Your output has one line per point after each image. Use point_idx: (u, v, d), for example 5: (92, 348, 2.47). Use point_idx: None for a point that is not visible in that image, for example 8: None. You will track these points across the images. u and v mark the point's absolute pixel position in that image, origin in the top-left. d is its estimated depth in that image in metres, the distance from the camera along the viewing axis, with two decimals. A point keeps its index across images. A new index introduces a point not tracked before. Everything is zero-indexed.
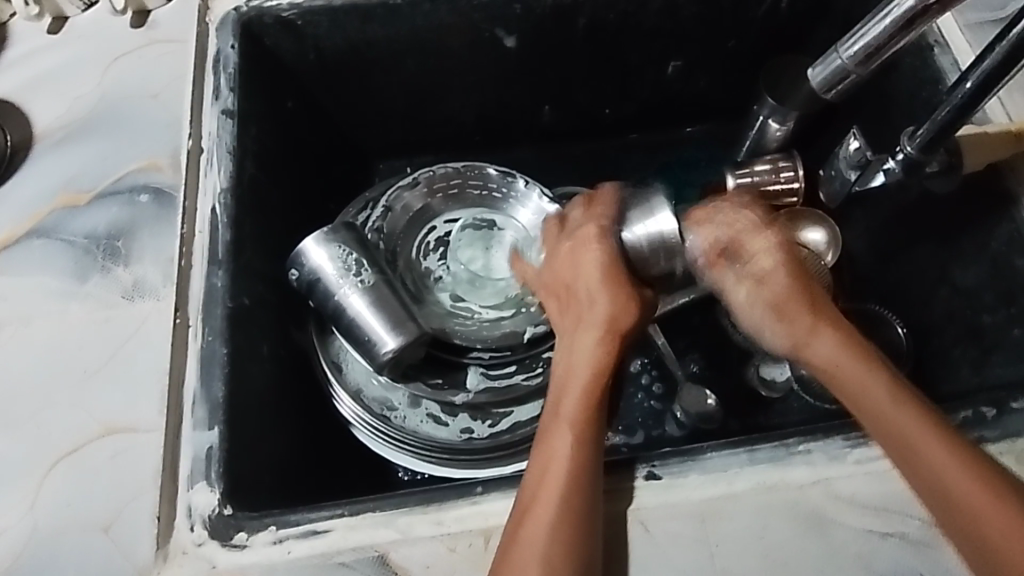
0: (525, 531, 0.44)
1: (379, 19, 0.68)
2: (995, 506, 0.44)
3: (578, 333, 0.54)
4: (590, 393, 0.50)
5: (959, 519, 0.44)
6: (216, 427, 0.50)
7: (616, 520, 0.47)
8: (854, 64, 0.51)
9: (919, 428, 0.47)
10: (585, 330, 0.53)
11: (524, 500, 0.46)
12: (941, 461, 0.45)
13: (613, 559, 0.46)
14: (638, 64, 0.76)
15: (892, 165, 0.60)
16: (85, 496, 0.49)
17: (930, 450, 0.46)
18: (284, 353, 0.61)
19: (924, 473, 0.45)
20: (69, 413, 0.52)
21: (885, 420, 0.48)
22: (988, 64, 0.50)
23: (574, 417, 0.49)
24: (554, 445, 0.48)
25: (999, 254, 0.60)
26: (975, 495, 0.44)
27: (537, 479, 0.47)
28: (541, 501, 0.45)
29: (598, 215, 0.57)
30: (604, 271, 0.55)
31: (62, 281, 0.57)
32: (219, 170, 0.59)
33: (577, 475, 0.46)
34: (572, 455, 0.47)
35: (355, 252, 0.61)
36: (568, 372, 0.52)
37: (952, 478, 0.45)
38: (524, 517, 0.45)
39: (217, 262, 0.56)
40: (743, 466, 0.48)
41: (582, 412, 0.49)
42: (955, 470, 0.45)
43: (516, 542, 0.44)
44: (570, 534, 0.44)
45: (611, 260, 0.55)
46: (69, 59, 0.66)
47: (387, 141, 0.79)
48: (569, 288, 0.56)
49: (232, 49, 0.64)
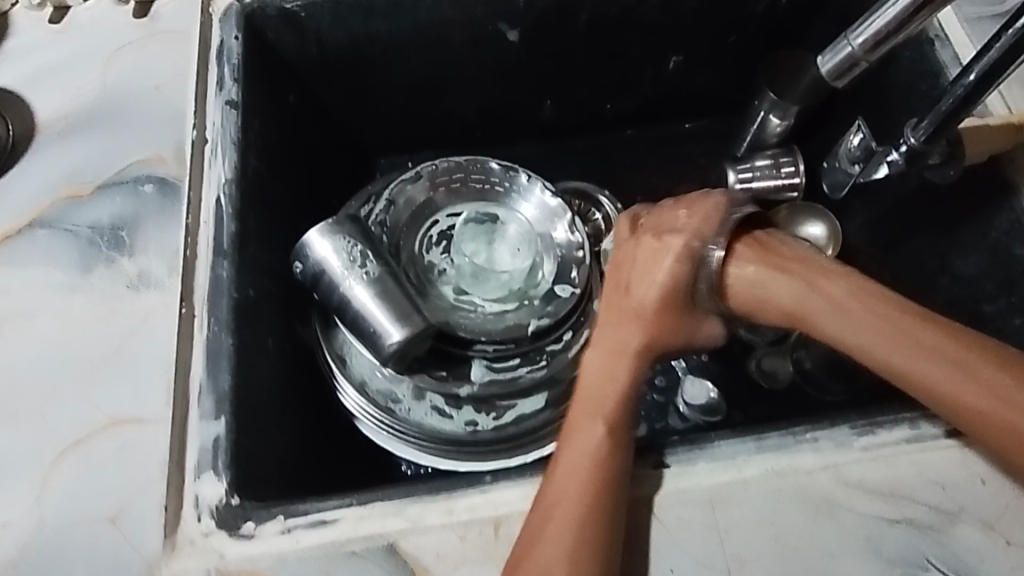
0: (552, 526, 0.44)
1: (383, 12, 0.68)
2: (995, 404, 0.44)
3: (618, 341, 0.54)
4: (622, 401, 0.51)
5: (958, 414, 0.45)
6: (222, 418, 0.50)
7: (636, 507, 0.47)
8: (862, 52, 0.51)
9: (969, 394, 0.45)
10: (627, 340, 0.54)
11: (549, 494, 0.46)
12: (913, 363, 0.47)
13: (634, 547, 0.46)
14: (639, 59, 0.77)
15: (895, 156, 0.61)
16: (90, 488, 0.49)
17: (911, 363, 0.47)
18: (288, 346, 0.61)
19: (916, 385, 0.47)
20: (74, 405, 0.52)
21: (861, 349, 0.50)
22: (991, 55, 0.51)
23: (608, 413, 0.50)
24: (585, 442, 0.48)
25: (999, 244, 0.60)
26: (952, 376, 0.46)
27: (566, 471, 0.47)
28: (569, 496, 0.45)
29: (700, 227, 0.56)
30: (665, 291, 0.55)
31: (65, 272, 0.56)
32: (223, 162, 0.59)
33: (605, 470, 0.46)
34: (602, 452, 0.47)
35: (359, 245, 0.61)
36: (601, 382, 0.52)
37: (943, 379, 0.46)
38: (551, 513, 0.45)
39: (222, 254, 0.56)
40: (751, 454, 0.48)
41: (617, 411, 0.50)
42: (926, 363, 0.47)
43: (542, 534, 0.44)
44: (597, 526, 0.44)
45: (678, 278, 0.55)
46: (71, 51, 0.65)
47: (389, 136, 0.79)
48: (629, 288, 0.56)
49: (235, 41, 0.64)
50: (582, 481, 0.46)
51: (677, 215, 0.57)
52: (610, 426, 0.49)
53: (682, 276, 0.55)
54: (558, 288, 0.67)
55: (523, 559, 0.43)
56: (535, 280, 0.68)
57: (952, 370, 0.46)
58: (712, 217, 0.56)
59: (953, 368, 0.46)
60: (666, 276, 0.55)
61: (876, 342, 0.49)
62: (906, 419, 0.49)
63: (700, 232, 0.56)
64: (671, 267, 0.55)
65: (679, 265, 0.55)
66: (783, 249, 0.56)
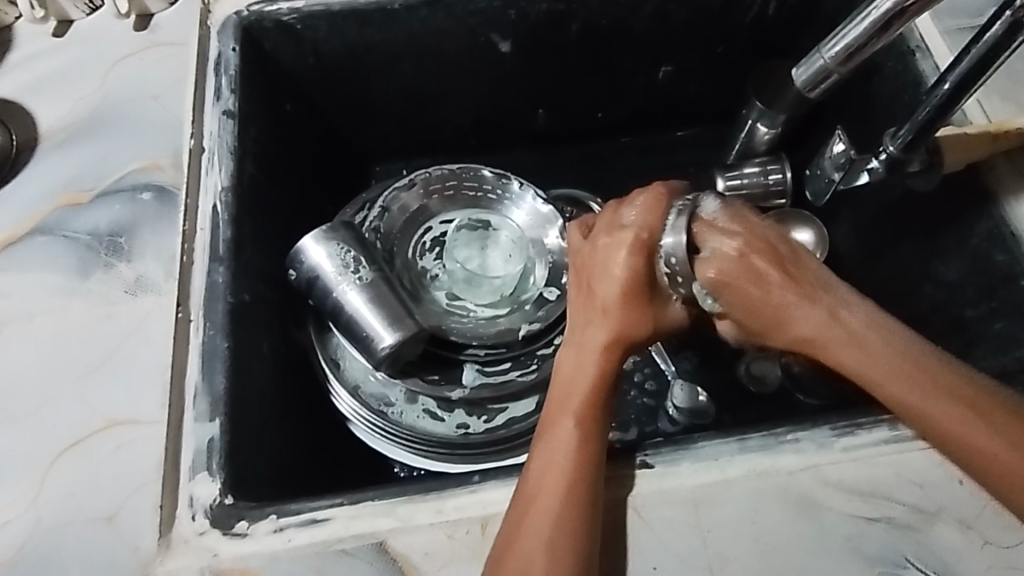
0: (530, 521, 0.45)
1: (377, 23, 0.70)
2: (910, 382, 0.47)
3: (587, 337, 0.52)
4: (593, 401, 0.50)
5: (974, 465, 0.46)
6: (217, 419, 0.51)
7: (621, 508, 0.48)
8: (835, 64, 0.52)
9: (892, 373, 0.48)
10: (593, 338, 0.52)
11: (523, 493, 0.47)
12: (943, 412, 0.46)
13: (619, 546, 0.47)
14: (630, 69, 0.78)
15: (875, 164, 0.65)
16: (88, 487, 0.50)
17: (946, 422, 0.46)
18: (282, 348, 0.62)
19: (908, 410, 0.47)
20: (72, 407, 0.53)
21: (890, 397, 0.48)
22: (963, 66, 0.53)
23: (579, 410, 0.49)
24: (555, 438, 0.48)
25: (980, 250, 0.61)
26: (978, 430, 0.46)
27: (540, 473, 0.47)
28: (538, 493, 0.46)
29: (648, 219, 0.53)
30: (625, 286, 0.52)
31: (64, 278, 0.57)
32: (220, 170, 0.61)
33: (579, 472, 0.47)
34: (576, 449, 0.48)
35: (353, 250, 0.62)
36: (570, 380, 0.51)
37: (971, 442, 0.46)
38: (533, 511, 0.45)
39: (218, 259, 0.57)
40: (734, 455, 0.50)
41: (588, 411, 0.49)
42: (928, 399, 0.47)
43: (520, 528, 0.45)
44: (572, 524, 0.45)
45: (636, 272, 0.52)
46: (72, 61, 0.67)
47: (384, 143, 0.81)
48: (592, 287, 0.54)
49: (233, 52, 0.66)
50: (553, 484, 0.46)
51: (626, 207, 0.54)
52: (580, 420, 0.49)
53: (637, 269, 0.52)
54: (548, 293, 0.69)
55: (506, 554, 0.44)
56: (527, 285, 0.70)
57: (973, 424, 0.46)
58: (657, 206, 0.53)
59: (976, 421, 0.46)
60: (622, 266, 0.52)
61: (917, 398, 0.47)
62: (886, 421, 0.50)
63: (648, 223, 0.53)
64: (622, 261, 0.52)
65: (634, 259, 0.52)
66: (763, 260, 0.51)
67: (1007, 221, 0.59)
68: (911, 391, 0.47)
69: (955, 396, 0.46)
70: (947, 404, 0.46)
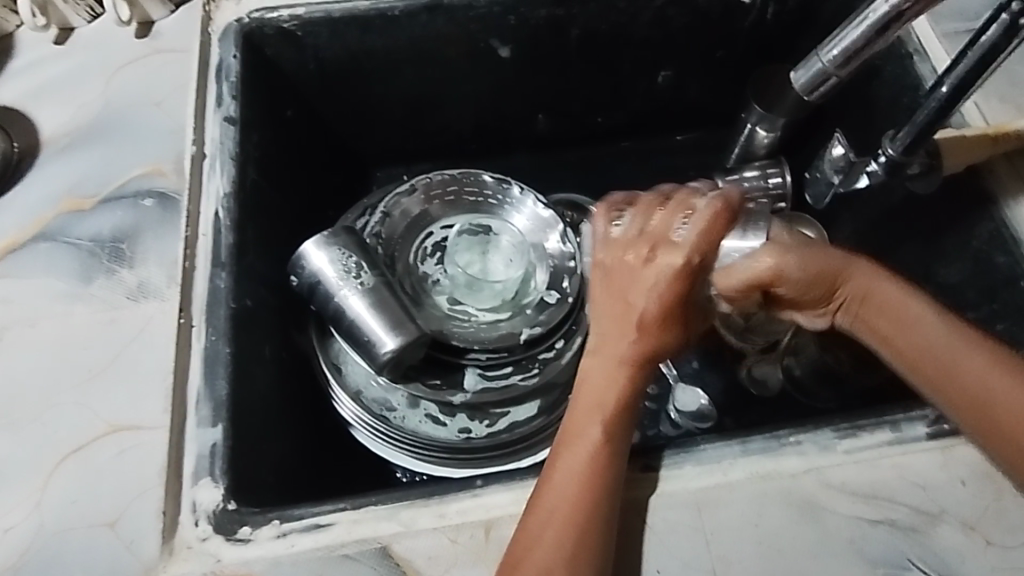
0: (545, 528, 0.45)
1: (378, 29, 0.70)
2: (965, 346, 0.49)
3: (619, 347, 0.52)
4: (621, 411, 0.50)
5: (987, 410, 0.47)
6: (220, 424, 0.51)
7: (628, 512, 0.48)
8: (833, 67, 0.52)
9: (946, 333, 0.49)
10: (629, 347, 0.51)
11: (551, 500, 0.46)
12: (967, 359, 0.48)
13: (627, 550, 0.47)
14: (629, 73, 0.79)
15: (875, 167, 0.63)
16: (91, 493, 0.49)
17: (968, 370, 0.48)
18: (284, 354, 0.62)
19: (950, 372, 0.48)
20: (75, 413, 0.53)
21: (911, 346, 0.50)
22: (961, 69, 0.53)
23: (608, 420, 0.50)
24: (584, 448, 0.48)
25: (980, 252, 0.62)
26: (994, 376, 0.48)
27: (568, 480, 0.47)
28: (568, 501, 0.46)
29: (697, 239, 0.51)
30: (665, 301, 0.51)
31: (66, 283, 0.57)
32: (222, 175, 0.61)
33: (603, 476, 0.47)
34: (600, 459, 0.48)
35: (354, 255, 0.62)
36: (601, 389, 0.51)
37: (997, 392, 0.47)
38: (548, 522, 0.45)
39: (220, 265, 0.57)
40: (736, 458, 0.50)
41: (618, 421, 0.50)
42: (976, 364, 0.48)
43: (535, 540, 0.45)
44: (591, 535, 0.45)
45: (676, 291, 0.51)
46: (74, 69, 0.67)
47: (385, 148, 0.81)
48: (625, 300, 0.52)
49: (234, 59, 0.66)
50: (582, 491, 0.46)
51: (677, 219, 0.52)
52: (608, 432, 0.49)
53: (678, 284, 0.51)
54: (550, 297, 0.69)
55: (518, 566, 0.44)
56: (528, 289, 0.70)
57: (996, 375, 0.48)
58: (714, 224, 0.51)
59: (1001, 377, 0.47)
60: (664, 283, 0.51)
61: (949, 340, 0.49)
62: (888, 424, 0.50)
63: (699, 243, 0.50)
64: (665, 275, 0.51)
65: (675, 279, 0.51)
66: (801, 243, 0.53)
67: (1008, 222, 0.59)
68: (932, 335, 0.50)
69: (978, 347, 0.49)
70: (992, 371, 0.48)
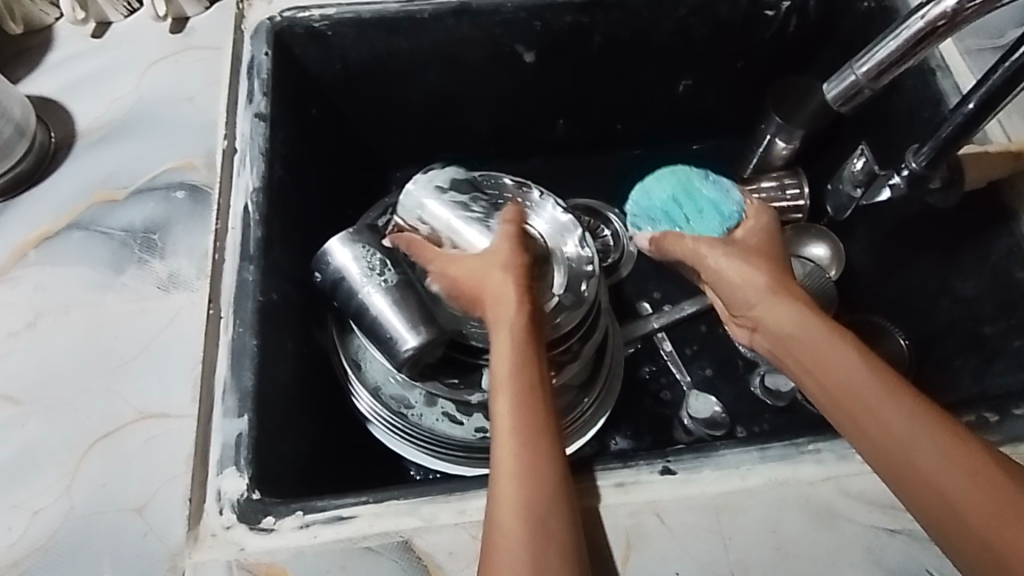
0: (501, 491, 0.46)
1: (406, 31, 0.71)
2: (884, 396, 0.47)
3: (502, 324, 0.55)
4: (524, 373, 0.51)
5: (915, 472, 0.45)
6: (245, 415, 0.52)
7: (591, 523, 0.48)
8: (867, 79, 0.52)
9: (868, 380, 0.48)
10: (508, 317, 0.55)
11: (495, 453, 0.48)
12: (895, 411, 0.47)
13: (595, 560, 0.47)
14: (651, 82, 0.80)
15: (898, 180, 0.63)
16: (119, 478, 0.50)
17: (887, 413, 0.47)
18: (305, 349, 0.63)
19: (878, 422, 0.47)
20: (104, 399, 0.53)
21: (839, 384, 0.49)
22: (990, 86, 0.54)
23: (515, 388, 0.50)
24: (504, 390, 0.50)
25: (999, 267, 0.62)
26: (930, 435, 0.45)
27: (501, 427, 0.49)
28: (509, 444, 0.48)
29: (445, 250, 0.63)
30: (496, 269, 0.58)
31: (98, 273, 0.58)
32: (251, 170, 0.62)
33: (533, 454, 0.47)
34: (523, 437, 0.48)
35: (378, 253, 0.63)
36: (504, 367, 0.52)
37: (919, 441, 0.45)
38: (504, 521, 0.45)
39: (247, 258, 0.58)
40: (755, 464, 0.50)
41: (521, 384, 0.50)
42: (901, 412, 0.47)
43: (497, 505, 0.45)
44: (545, 519, 0.45)
45: (488, 263, 0.59)
46: (110, 63, 0.68)
47: (407, 150, 0.83)
48: (478, 295, 0.58)
49: (265, 57, 0.67)
50: (518, 430, 0.48)
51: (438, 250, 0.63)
52: (519, 404, 0.49)
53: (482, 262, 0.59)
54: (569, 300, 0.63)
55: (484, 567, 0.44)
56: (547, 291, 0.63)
57: (935, 432, 0.45)
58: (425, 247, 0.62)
59: (941, 437, 0.45)
60: (479, 269, 0.59)
61: (866, 383, 0.48)
62: None
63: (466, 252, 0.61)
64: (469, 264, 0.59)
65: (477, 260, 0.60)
66: (742, 257, 0.59)
67: None
68: (856, 378, 0.49)
69: (897, 389, 0.47)
70: (920, 424, 0.46)
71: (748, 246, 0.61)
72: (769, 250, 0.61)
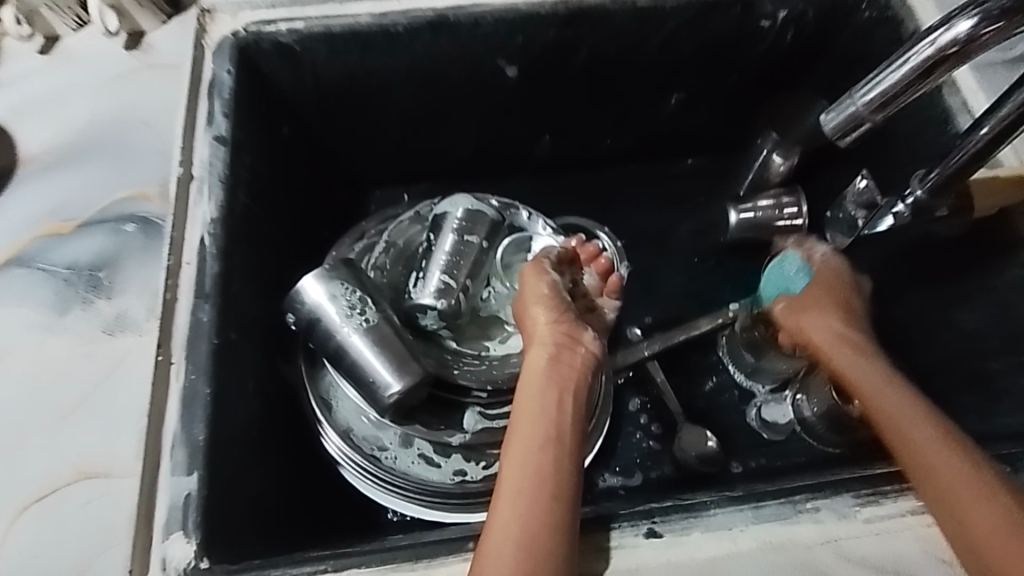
0: (498, 529, 0.47)
1: (380, 46, 0.66)
2: (936, 443, 0.50)
3: (533, 378, 0.57)
4: (546, 428, 0.54)
5: (957, 509, 0.46)
6: (195, 473, 0.48)
7: None
8: (869, 111, 0.46)
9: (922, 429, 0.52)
10: (537, 371, 0.58)
11: (503, 500, 0.49)
12: (947, 457, 0.49)
13: None
14: (641, 97, 0.75)
15: (901, 209, 0.58)
16: (52, 546, 0.46)
17: (943, 461, 0.49)
18: (268, 387, 0.59)
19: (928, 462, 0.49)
20: (42, 456, 0.49)
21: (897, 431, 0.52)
22: (1007, 111, 0.49)
23: (538, 442, 0.53)
24: (527, 446, 0.52)
25: (1008, 302, 0.59)
26: (973, 483, 0.48)
27: (513, 475, 0.51)
28: (519, 487, 0.50)
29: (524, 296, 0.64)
30: (547, 325, 0.61)
31: (40, 314, 0.54)
32: (210, 200, 0.58)
33: (538, 504, 0.48)
34: (531, 488, 0.49)
35: (357, 291, 0.59)
36: (531, 419, 0.54)
37: (966, 489, 0.47)
38: (492, 561, 0.44)
39: (203, 296, 0.54)
40: (748, 525, 0.46)
41: (542, 441, 0.53)
42: (949, 458, 0.49)
43: (491, 540, 0.46)
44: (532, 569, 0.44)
45: (541, 316, 0.62)
46: (59, 82, 0.64)
47: (385, 167, 0.79)
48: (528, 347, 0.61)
49: (228, 75, 0.63)
50: (529, 482, 0.50)
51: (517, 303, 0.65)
52: (538, 457, 0.52)
53: (536, 316, 0.62)
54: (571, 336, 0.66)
55: None
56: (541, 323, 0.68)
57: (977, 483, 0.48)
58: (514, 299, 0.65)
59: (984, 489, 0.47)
60: (535, 322, 0.61)
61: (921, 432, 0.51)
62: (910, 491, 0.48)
63: (525, 297, 0.63)
64: (529, 316, 0.62)
65: (534, 312, 0.62)
66: (816, 305, 0.63)
67: None
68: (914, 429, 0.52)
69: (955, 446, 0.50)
70: (967, 472, 0.48)
71: (814, 297, 0.64)
72: (833, 305, 0.63)
